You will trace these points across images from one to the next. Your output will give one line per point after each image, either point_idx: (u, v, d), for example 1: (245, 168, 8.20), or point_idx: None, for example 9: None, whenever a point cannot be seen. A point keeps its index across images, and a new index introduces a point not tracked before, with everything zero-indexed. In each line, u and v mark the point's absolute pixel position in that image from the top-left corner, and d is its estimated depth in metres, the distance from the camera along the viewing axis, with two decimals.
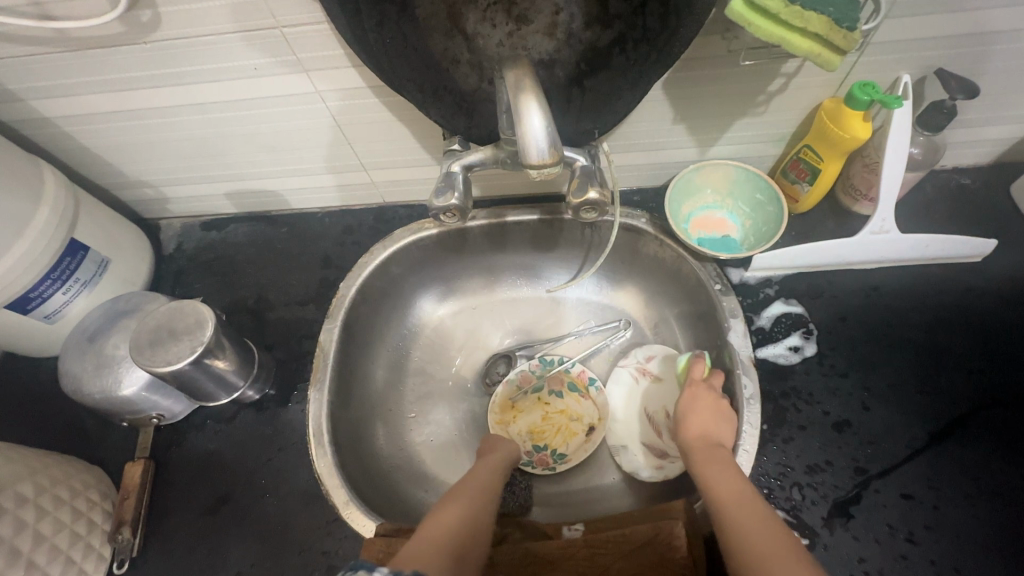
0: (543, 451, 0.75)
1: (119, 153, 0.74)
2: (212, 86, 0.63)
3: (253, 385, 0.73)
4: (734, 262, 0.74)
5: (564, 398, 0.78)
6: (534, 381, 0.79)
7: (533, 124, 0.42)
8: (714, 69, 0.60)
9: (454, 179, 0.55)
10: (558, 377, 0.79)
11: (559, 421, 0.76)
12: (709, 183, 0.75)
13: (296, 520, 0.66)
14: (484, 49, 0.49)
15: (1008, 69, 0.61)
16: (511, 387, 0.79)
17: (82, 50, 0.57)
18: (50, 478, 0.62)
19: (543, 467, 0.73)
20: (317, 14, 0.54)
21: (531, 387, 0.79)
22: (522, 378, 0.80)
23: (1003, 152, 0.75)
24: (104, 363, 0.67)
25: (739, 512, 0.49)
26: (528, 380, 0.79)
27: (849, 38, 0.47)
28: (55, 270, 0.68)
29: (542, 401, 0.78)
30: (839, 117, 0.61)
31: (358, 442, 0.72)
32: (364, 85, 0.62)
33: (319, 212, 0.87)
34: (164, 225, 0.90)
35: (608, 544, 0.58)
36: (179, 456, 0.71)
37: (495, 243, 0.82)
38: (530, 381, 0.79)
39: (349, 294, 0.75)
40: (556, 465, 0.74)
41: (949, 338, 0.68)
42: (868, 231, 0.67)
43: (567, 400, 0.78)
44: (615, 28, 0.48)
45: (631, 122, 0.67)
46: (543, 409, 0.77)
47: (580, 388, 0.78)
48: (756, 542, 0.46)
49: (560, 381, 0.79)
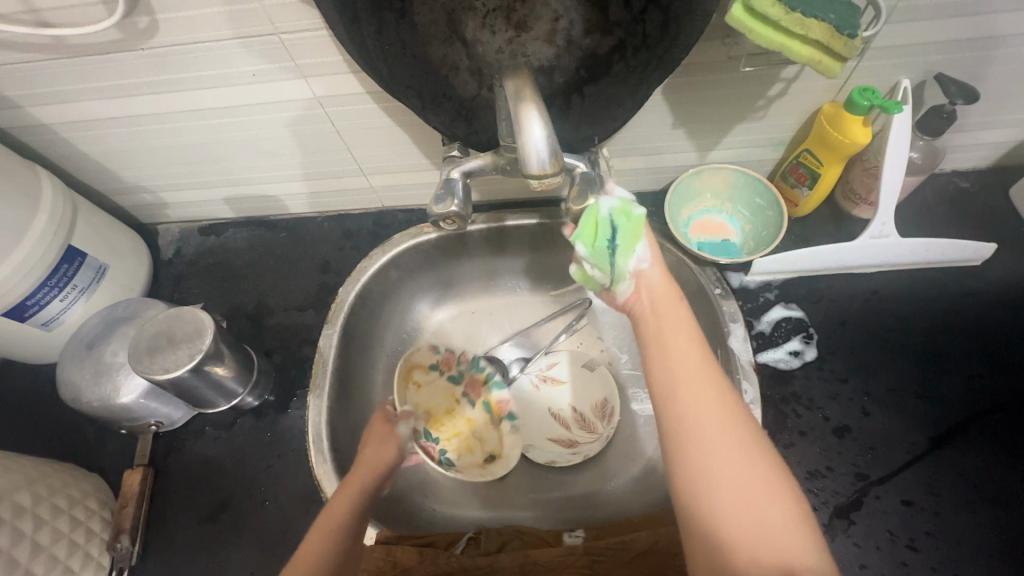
0: (432, 444, 0.74)
1: (117, 159, 0.74)
2: (209, 92, 0.62)
3: (252, 391, 0.72)
4: (734, 266, 0.74)
5: (475, 410, 0.78)
6: (456, 371, 0.81)
7: (533, 134, 0.42)
8: (713, 74, 0.59)
9: (453, 186, 0.55)
10: (478, 383, 0.79)
11: (461, 427, 0.77)
12: (708, 187, 0.75)
13: (296, 527, 0.66)
14: (483, 56, 0.49)
15: (1009, 73, 0.61)
16: (430, 356, 0.82)
17: (78, 58, 0.57)
18: (48, 487, 0.62)
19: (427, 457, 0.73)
20: (314, 21, 0.54)
21: (450, 374, 0.81)
22: (445, 360, 0.82)
23: (1002, 155, 0.75)
24: (103, 370, 0.67)
25: (714, 447, 0.44)
26: (450, 364, 0.81)
27: (851, 44, 0.46)
28: (53, 277, 0.67)
29: (454, 398, 0.79)
30: (839, 121, 0.61)
31: (358, 448, 0.71)
32: (362, 91, 0.62)
33: (318, 217, 0.87)
34: (162, 230, 0.89)
35: (609, 552, 0.58)
36: (178, 463, 0.71)
37: (493, 247, 0.81)
38: (449, 368, 0.81)
39: (349, 300, 0.75)
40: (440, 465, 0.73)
41: (948, 343, 0.68)
42: (868, 235, 0.67)
43: (478, 413, 0.78)
44: (615, 35, 0.47)
45: (630, 128, 0.67)
46: (450, 405, 0.78)
47: (494, 413, 0.77)
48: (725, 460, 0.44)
49: (478, 390, 0.79)
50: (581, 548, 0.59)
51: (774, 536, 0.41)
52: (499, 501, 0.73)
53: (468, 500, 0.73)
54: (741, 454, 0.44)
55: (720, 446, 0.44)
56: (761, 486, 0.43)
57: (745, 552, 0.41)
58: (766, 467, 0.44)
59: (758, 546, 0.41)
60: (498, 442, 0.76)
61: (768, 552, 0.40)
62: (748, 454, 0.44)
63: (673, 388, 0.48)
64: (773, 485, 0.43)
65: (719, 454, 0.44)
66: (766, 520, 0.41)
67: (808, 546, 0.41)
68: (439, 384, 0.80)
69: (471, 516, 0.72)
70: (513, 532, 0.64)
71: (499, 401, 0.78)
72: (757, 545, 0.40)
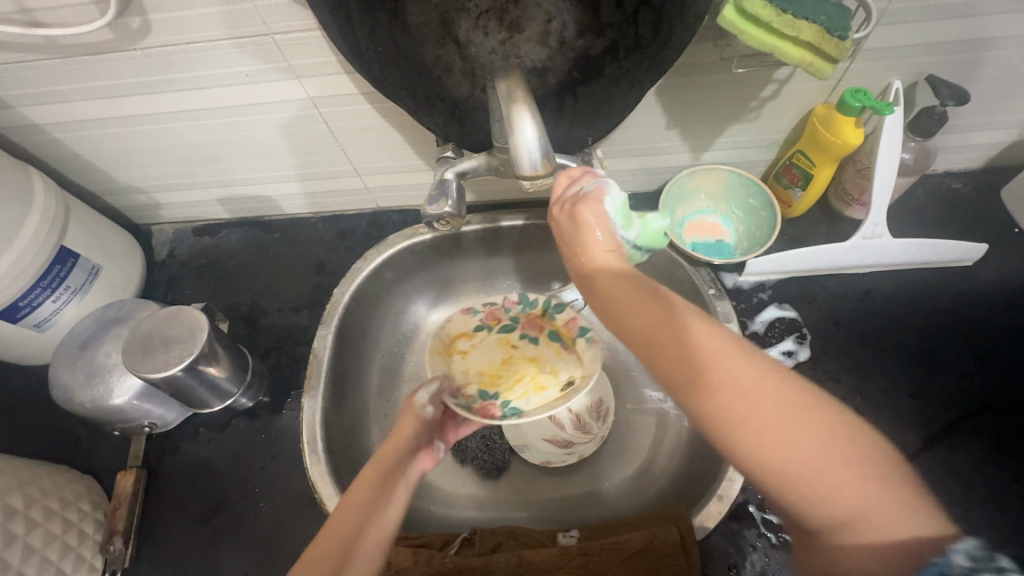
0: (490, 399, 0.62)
1: (110, 160, 0.73)
2: (203, 92, 0.62)
3: (246, 392, 0.72)
4: (728, 266, 0.75)
5: (539, 345, 0.67)
6: (505, 321, 0.71)
7: (525, 135, 0.42)
8: (706, 75, 0.60)
9: (447, 187, 0.55)
10: (536, 319, 0.70)
11: (526, 367, 0.65)
12: (702, 188, 0.75)
13: (291, 528, 0.66)
14: (476, 57, 0.49)
15: (999, 75, 0.61)
16: (469, 319, 0.71)
17: (71, 58, 0.57)
18: (40, 489, 0.62)
19: (485, 416, 0.59)
20: (308, 21, 0.53)
21: (500, 324, 0.70)
22: (489, 317, 0.71)
23: (993, 156, 0.75)
24: (96, 371, 0.67)
25: (756, 416, 0.34)
26: (497, 316, 0.71)
27: (841, 47, 0.47)
28: (45, 278, 0.67)
29: (509, 345, 0.68)
30: (831, 122, 0.61)
31: (352, 449, 0.71)
32: (356, 91, 0.62)
33: (313, 218, 0.87)
34: (156, 231, 0.89)
35: (603, 552, 0.59)
36: (172, 465, 0.71)
37: (488, 247, 0.81)
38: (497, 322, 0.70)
39: (343, 300, 0.75)
40: (504, 418, 0.59)
41: (940, 342, 0.68)
42: (860, 236, 0.68)
43: (543, 348, 0.67)
44: (607, 36, 0.48)
45: (624, 128, 0.67)
46: (506, 351, 0.67)
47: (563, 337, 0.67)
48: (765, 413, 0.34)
49: (538, 326, 0.70)
50: (575, 548, 0.59)
51: (840, 481, 0.32)
52: (494, 501, 0.73)
53: (463, 500, 0.73)
54: (771, 399, 0.34)
55: (737, 397, 0.35)
56: (800, 425, 0.33)
57: (808, 506, 0.32)
58: (807, 404, 0.34)
59: (832, 501, 0.32)
60: (577, 364, 0.63)
61: (841, 506, 0.31)
62: (778, 392, 0.35)
63: (653, 346, 0.39)
64: (825, 428, 0.33)
65: (746, 410, 0.34)
66: (819, 463, 0.32)
67: (877, 486, 0.31)
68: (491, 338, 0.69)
69: (466, 517, 0.72)
70: (507, 532, 0.64)
71: (568, 323, 0.68)
72: (823, 497, 0.32)
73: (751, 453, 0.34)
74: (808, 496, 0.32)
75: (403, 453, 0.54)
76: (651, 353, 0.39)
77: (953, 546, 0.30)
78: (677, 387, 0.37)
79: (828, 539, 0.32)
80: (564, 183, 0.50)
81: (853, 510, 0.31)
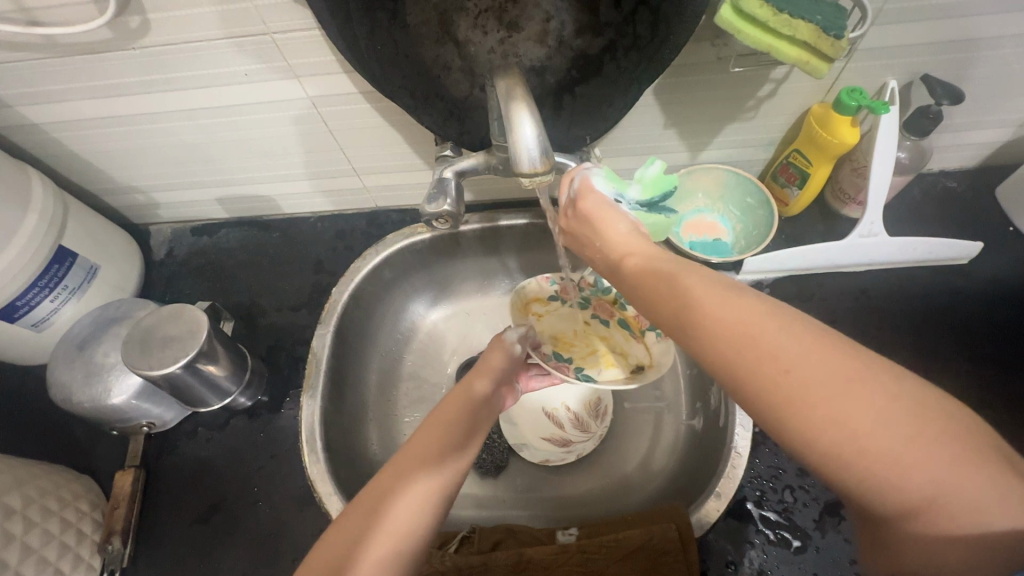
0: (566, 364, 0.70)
1: (108, 159, 0.73)
2: (201, 91, 0.62)
3: (245, 392, 0.72)
4: (725, 265, 0.75)
5: (611, 327, 0.74)
6: (579, 296, 0.76)
7: (524, 132, 0.42)
8: (703, 75, 0.60)
9: (447, 185, 0.56)
10: (608, 303, 0.75)
11: (598, 344, 0.73)
12: (700, 188, 0.76)
13: (290, 527, 0.66)
14: (475, 56, 0.49)
15: (993, 74, 0.62)
16: (547, 287, 0.77)
17: (69, 57, 0.57)
18: (39, 489, 0.62)
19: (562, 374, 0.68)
20: (307, 20, 0.54)
21: (575, 300, 0.76)
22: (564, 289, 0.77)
23: (988, 155, 0.76)
24: (94, 371, 0.67)
25: (799, 381, 0.31)
26: (571, 293, 0.76)
27: (837, 46, 0.47)
28: (43, 278, 0.67)
29: (583, 321, 0.75)
30: (827, 122, 0.62)
31: (351, 448, 0.71)
32: (355, 91, 0.62)
33: (311, 217, 0.87)
34: (153, 230, 0.89)
35: (602, 549, 0.59)
36: (170, 464, 0.71)
37: (487, 246, 0.82)
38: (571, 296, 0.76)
39: (342, 299, 0.75)
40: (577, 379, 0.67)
41: (936, 340, 0.69)
42: (857, 234, 0.68)
43: (613, 330, 0.73)
44: (606, 36, 0.48)
45: (623, 127, 0.68)
46: (580, 326, 0.75)
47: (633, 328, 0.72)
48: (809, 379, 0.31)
49: (607, 309, 0.75)
50: (574, 546, 0.59)
51: (904, 453, 0.28)
52: (493, 500, 0.73)
53: (462, 499, 0.73)
54: (814, 369, 0.31)
55: (767, 372, 0.32)
56: (847, 396, 0.30)
57: (864, 487, 0.29)
58: (854, 372, 0.30)
59: (891, 480, 0.28)
60: (644, 352, 0.70)
61: (911, 485, 0.28)
62: (823, 360, 0.31)
63: (682, 328, 0.38)
64: (879, 396, 0.29)
65: (783, 385, 0.31)
66: (871, 439, 0.29)
67: (941, 459, 0.28)
68: (564, 311, 0.76)
69: (465, 515, 0.72)
70: (506, 531, 0.64)
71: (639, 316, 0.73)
72: (878, 475, 0.29)
73: (795, 432, 0.31)
74: (865, 475, 0.29)
75: (433, 444, 0.51)
76: (680, 334, 0.38)
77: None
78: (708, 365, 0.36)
79: (896, 521, 0.29)
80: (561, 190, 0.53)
81: (915, 485, 0.28)
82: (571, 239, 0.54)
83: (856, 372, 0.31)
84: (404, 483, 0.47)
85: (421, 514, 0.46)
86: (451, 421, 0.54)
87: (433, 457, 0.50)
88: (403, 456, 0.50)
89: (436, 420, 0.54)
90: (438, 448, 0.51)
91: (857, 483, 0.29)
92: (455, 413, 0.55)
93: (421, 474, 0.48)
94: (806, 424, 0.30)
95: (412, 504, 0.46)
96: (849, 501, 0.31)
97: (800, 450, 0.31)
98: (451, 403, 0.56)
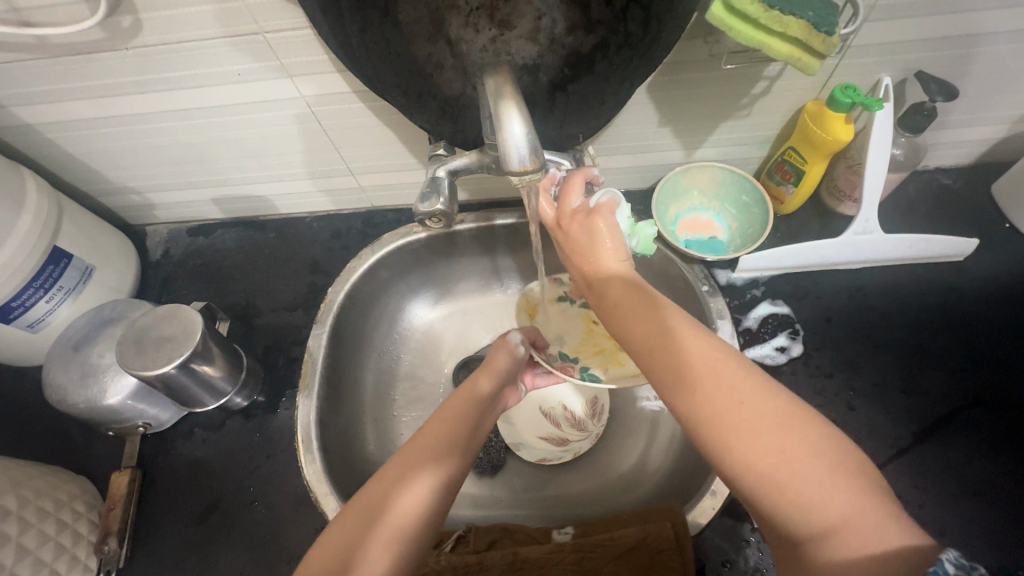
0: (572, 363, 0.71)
1: (104, 160, 0.73)
2: (194, 91, 0.62)
3: (241, 392, 0.72)
4: (721, 263, 0.75)
5: None
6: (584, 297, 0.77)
7: (514, 132, 0.42)
8: (697, 72, 0.60)
9: (440, 184, 0.55)
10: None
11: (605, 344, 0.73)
12: (695, 185, 0.76)
13: (285, 527, 0.66)
14: (467, 54, 0.49)
15: (988, 70, 0.62)
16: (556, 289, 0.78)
17: (61, 57, 0.57)
18: (35, 490, 0.62)
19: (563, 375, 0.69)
20: (300, 20, 0.54)
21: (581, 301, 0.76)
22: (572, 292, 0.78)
23: (983, 152, 0.76)
24: (89, 372, 0.67)
25: (742, 411, 0.36)
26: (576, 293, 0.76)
27: (828, 42, 0.47)
28: (38, 279, 0.67)
29: (589, 320, 0.75)
30: (821, 119, 0.62)
31: (347, 448, 0.71)
32: (349, 90, 0.62)
33: (307, 217, 0.87)
34: (150, 231, 0.89)
35: (596, 548, 0.59)
36: (166, 464, 0.71)
37: (483, 246, 0.82)
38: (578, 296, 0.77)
39: (338, 299, 0.75)
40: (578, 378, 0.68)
41: (933, 337, 0.69)
42: (852, 231, 0.68)
43: None
44: (598, 33, 0.48)
45: (617, 125, 0.67)
46: (587, 326, 0.75)
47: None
48: (749, 412, 0.36)
49: None
50: (569, 545, 0.59)
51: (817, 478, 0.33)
52: (490, 499, 0.73)
53: (459, 499, 0.73)
54: (765, 406, 0.36)
55: (718, 398, 0.37)
56: (782, 429, 0.35)
57: (787, 509, 0.33)
58: (792, 413, 0.36)
59: (810, 503, 0.33)
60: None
61: (824, 507, 0.32)
62: (767, 400, 0.36)
63: (649, 353, 0.42)
64: (805, 433, 0.35)
65: (731, 411, 0.36)
66: (797, 466, 0.33)
67: (858, 495, 0.32)
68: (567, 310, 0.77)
69: (462, 514, 0.71)
70: (501, 530, 0.64)
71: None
72: (797, 497, 0.33)
73: (733, 454, 0.36)
74: (786, 497, 0.33)
75: (439, 433, 0.53)
76: (648, 358, 0.43)
77: (942, 553, 0.29)
78: (668, 386, 0.40)
79: (807, 542, 0.32)
80: (573, 192, 0.54)
81: (827, 509, 0.32)
82: (564, 238, 0.54)
83: (794, 414, 0.36)
84: (411, 469, 0.49)
85: (426, 497, 0.48)
86: (456, 412, 0.56)
87: (442, 446, 0.52)
88: (411, 444, 0.52)
89: (442, 412, 0.56)
90: (444, 437, 0.53)
91: (778, 504, 0.34)
92: (465, 406, 0.57)
93: (426, 460, 0.50)
94: (744, 446, 0.35)
95: (418, 489, 0.48)
96: (769, 526, 0.35)
97: (734, 471, 0.36)
98: (458, 397, 0.58)
